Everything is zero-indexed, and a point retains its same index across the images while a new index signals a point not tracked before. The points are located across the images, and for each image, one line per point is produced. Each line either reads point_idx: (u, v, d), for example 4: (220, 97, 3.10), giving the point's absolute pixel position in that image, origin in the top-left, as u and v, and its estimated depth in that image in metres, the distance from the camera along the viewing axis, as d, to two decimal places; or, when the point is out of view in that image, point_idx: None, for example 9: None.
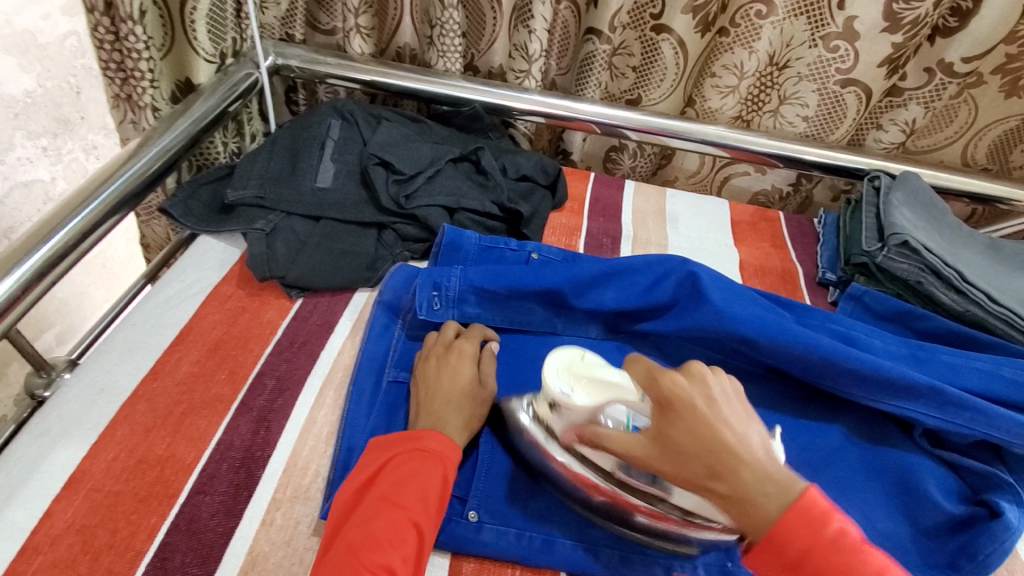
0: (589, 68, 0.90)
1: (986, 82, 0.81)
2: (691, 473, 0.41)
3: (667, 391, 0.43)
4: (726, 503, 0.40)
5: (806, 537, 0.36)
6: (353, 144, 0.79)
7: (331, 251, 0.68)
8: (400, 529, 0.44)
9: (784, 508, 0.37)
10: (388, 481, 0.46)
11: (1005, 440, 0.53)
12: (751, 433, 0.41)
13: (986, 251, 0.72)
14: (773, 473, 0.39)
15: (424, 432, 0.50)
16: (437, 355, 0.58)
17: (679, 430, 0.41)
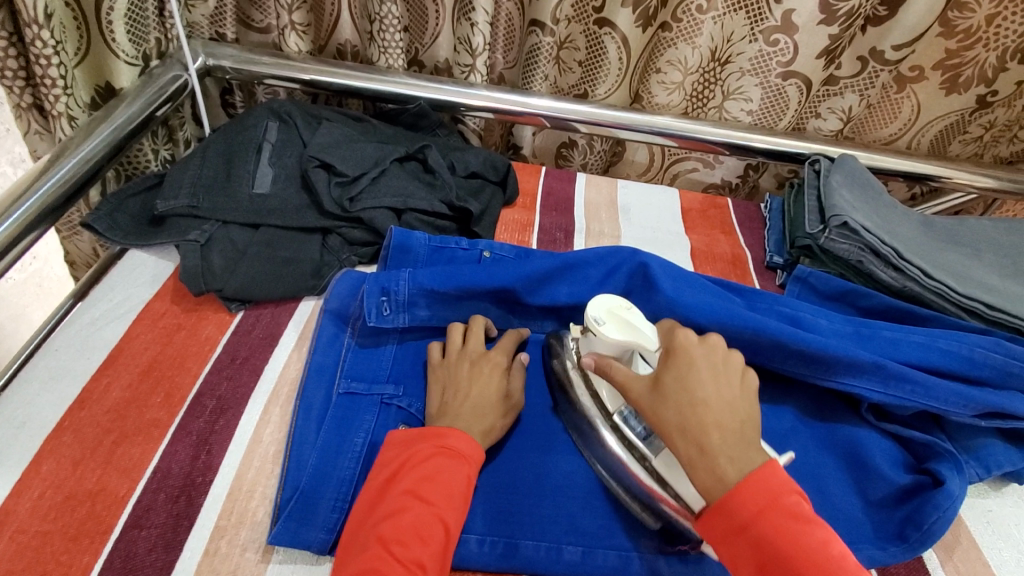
0: (535, 60, 0.89)
1: (926, 77, 0.84)
2: (668, 421, 0.45)
3: (677, 345, 0.49)
4: (690, 458, 0.43)
5: (756, 500, 0.40)
6: (291, 146, 0.76)
7: (272, 260, 0.65)
8: (428, 525, 0.44)
9: (742, 473, 0.41)
10: (413, 478, 0.46)
11: (943, 409, 0.55)
12: (734, 406, 0.46)
13: (920, 227, 0.75)
14: (743, 441, 0.43)
15: (446, 430, 0.49)
16: (465, 360, 0.57)
17: (672, 377, 0.47)
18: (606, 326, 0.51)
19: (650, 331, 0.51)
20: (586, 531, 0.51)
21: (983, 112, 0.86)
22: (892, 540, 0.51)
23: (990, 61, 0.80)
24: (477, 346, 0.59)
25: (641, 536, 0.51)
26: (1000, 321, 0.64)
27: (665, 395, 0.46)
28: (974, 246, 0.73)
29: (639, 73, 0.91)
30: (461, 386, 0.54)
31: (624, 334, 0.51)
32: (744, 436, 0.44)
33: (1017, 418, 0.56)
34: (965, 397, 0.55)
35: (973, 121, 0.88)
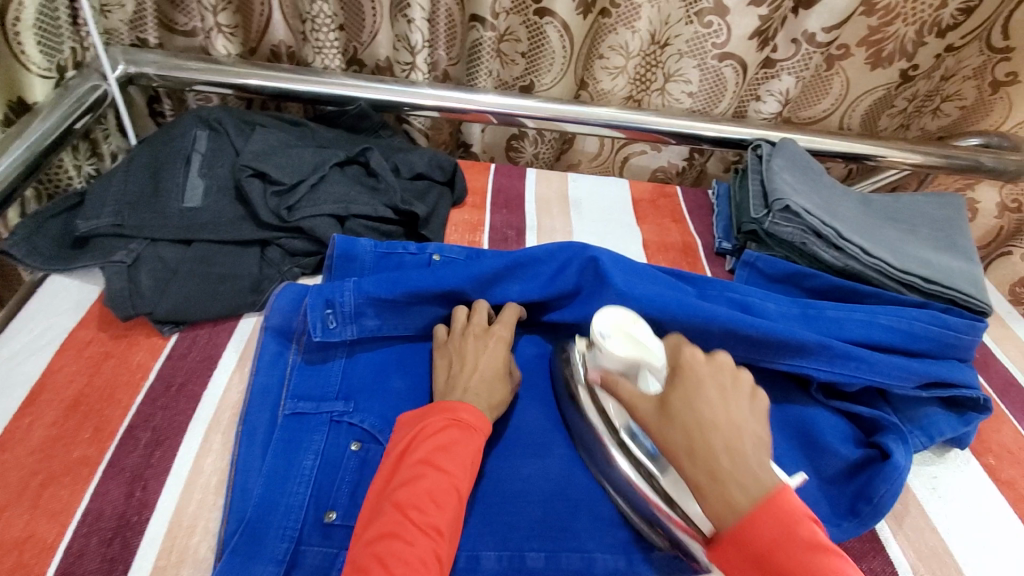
0: (478, 56, 0.87)
1: (853, 55, 0.86)
2: (675, 443, 0.44)
3: (682, 363, 0.47)
4: (700, 484, 0.42)
5: (769, 531, 0.38)
6: (223, 155, 0.72)
7: (206, 277, 0.61)
8: (445, 492, 0.45)
9: (755, 502, 0.39)
10: (427, 447, 0.47)
11: (886, 382, 0.56)
12: (749, 429, 0.43)
13: (859, 206, 0.77)
14: (755, 465, 0.41)
15: (459, 405, 0.50)
16: (470, 337, 0.57)
17: (680, 398, 0.45)
18: (610, 339, 0.49)
19: (659, 348, 0.49)
20: (549, 536, 0.50)
21: (906, 86, 0.90)
22: (846, 515, 0.52)
23: (909, 35, 0.83)
24: (482, 321, 0.59)
25: (602, 536, 0.50)
26: (935, 293, 0.66)
27: (671, 416, 0.44)
28: (909, 222, 0.76)
29: (584, 59, 0.91)
30: (466, 361, 0.55)
31: (629, 349, 0.49)
32: (761, 461, 0.41)
33: (954, 386, 0.58)
34: (905, 369, 0.57)
35: (899, 95, 0.92)
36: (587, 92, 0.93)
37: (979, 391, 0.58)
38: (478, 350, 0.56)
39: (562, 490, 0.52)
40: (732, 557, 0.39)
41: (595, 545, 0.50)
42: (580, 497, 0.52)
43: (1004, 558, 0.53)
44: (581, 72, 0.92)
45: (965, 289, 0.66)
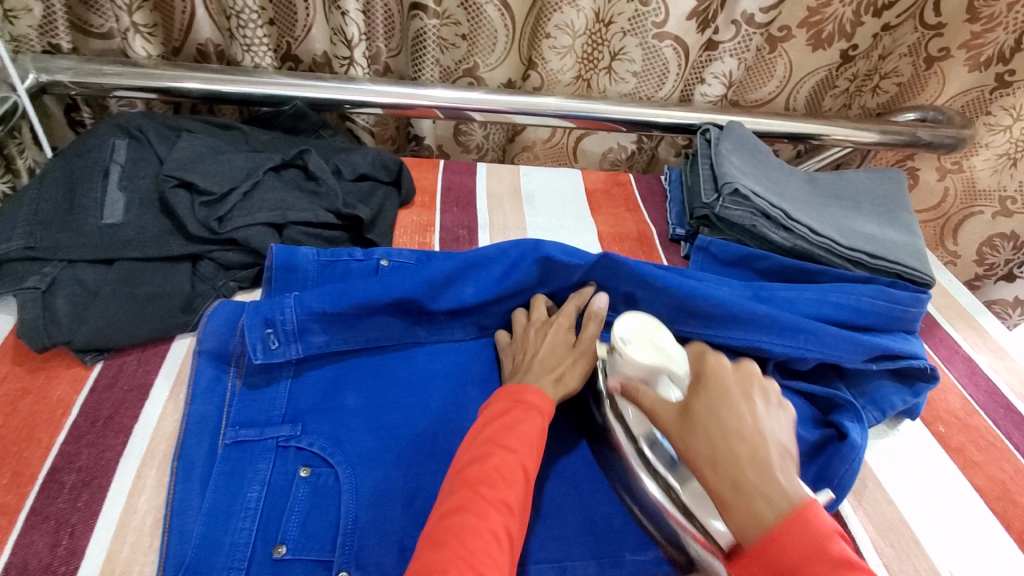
0: (422, 46, 0.85)
1: (794, 36, 0.87)
2: (698, 451, 0.41)
3: (706, 370, 0.44)
4: (722, 493, 0.39)
5: (798, 546, 0.34)
6: (146, 166, 0.67)
7: (131, 299, 0.57)
8: (513, 470, 0.44)
9: (782, 514, 0.36)
10: (493, 428, 0.46)
11: (836, 356, 0.57)
12: (777, 440, 0.40)
13: (806, 185, 0.78)
14: (783, 479, 0.38)
15: (523, 386, 0.50)
16: (531, 328, 0.58)
17: (704, 407, 0.42)
18: (632, 344, 0.50)
19: (677, 352, 0.50)
20: None
21: (847, 66, 0.91)
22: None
23: (847, 16, 0.84)
24: (541, 315, 0.60)
25: (570, 542, 0.49)
26: (881, 268, 0.67)
27: (694, 425, 0.42)
28: (854, 198, 0.77)
29: (529, 38, 0.88)
30: (529, 347, 0.56)
31: (650, 355, 0.49)
32: (788, 472, 0.38)
33: (904, 357, 0.59)
34: (855, 342, 0.57)
35: (841, 75, 0.93)
36: (537, 72, 0.90)
37: (928, 362, 0.59)
38: (539, 336, 0.57)
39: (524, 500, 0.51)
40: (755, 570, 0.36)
41: (563, 552, 0.48)
42: (546, 504, 0.51)
43: (958, 525, 0.54)
44: (528, 53, 0.89)
45: (909, 262, 0.67)
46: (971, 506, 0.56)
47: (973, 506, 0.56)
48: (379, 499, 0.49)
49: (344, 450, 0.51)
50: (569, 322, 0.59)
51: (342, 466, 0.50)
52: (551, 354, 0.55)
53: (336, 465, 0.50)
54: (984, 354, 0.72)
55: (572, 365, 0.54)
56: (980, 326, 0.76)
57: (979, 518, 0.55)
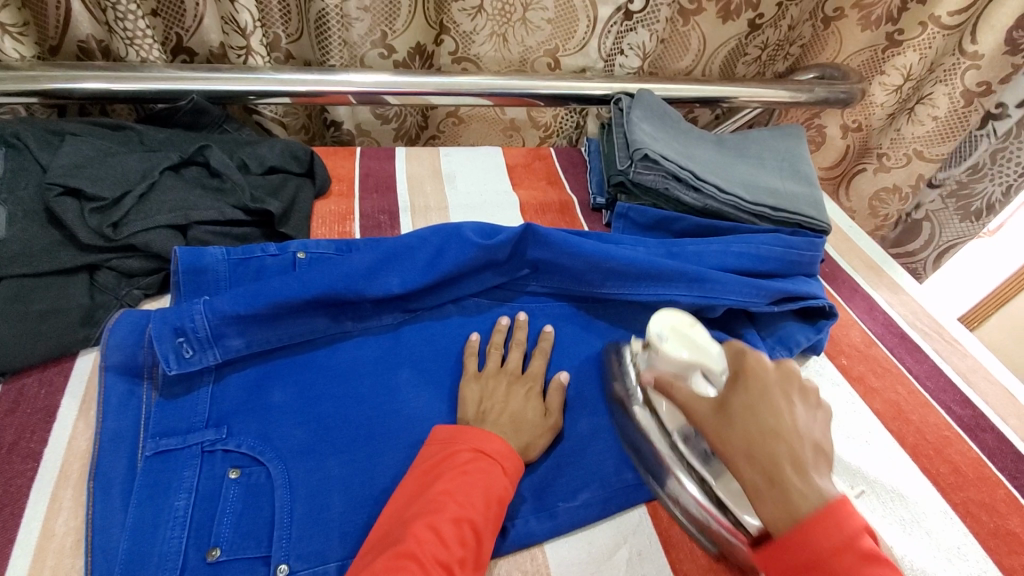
0: (325, 28, 0.83)
1: (705, 9, 0.89)
2: (735, 448, 0.42)
3: (746, 367, 0.44)
4: (755, 485, 0.40)
5: (826, 539, 0.36)
6: (27, 175, 0.62)
7: (23, 318, 0.53)
8: (460, 526, 0.43)
9: (817, 509, 0.37)
10: (452, 479, 0.46)
11: (741, 301, 0.61)
12: (810, 433, 0.42)
13: (714, 146, 0.81)
14: (818, 479, 0.39)
15: (491, 438, 0.49)
16: (505, 379, 0.56)
17: (741, 403, 0.43)
18: (667, 341, 0.50)
19: (716, 352, 0.50)
20: None
21: (755, 34, 0.94)
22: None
23: None
24: (517, 367, 0.58)
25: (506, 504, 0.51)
26: (784, 220, 0.72)
27: (731, 421, 0.42)
28: (758, 155, 0.82)
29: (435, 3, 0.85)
30: (499, 402, 0.54)
31: (687, 352, 0.49)
32: (818, 467, 0.40)
33: (805, 298, 0.64)
34: (758, 288, 0.61)
35: (751, 43, 0.96)
36: (451, 37, 0.90)
37: (825, 301, 0.64)
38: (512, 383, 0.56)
39: None
40: (783, 560, 0.37)
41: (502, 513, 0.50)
42: None
43: (860, 444, 0.60)
44: (436, 17, 0.88)
45: (808, 212, 0.72)
46: (870, 428, 0.61)
47: (873, 428, 0.61)
48: (315, 491, 0.49)
49: (273, 446, 0.51)
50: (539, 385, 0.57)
51: (273, 463, 0.50)
52: (524, 417, 0.53)
53: (267, 462, 0.50)
54: (881, 291, 0.78)
55: (543, 435, 0.53)
56: (877, 266, 0.82)
57: (878, 437, 0.60)
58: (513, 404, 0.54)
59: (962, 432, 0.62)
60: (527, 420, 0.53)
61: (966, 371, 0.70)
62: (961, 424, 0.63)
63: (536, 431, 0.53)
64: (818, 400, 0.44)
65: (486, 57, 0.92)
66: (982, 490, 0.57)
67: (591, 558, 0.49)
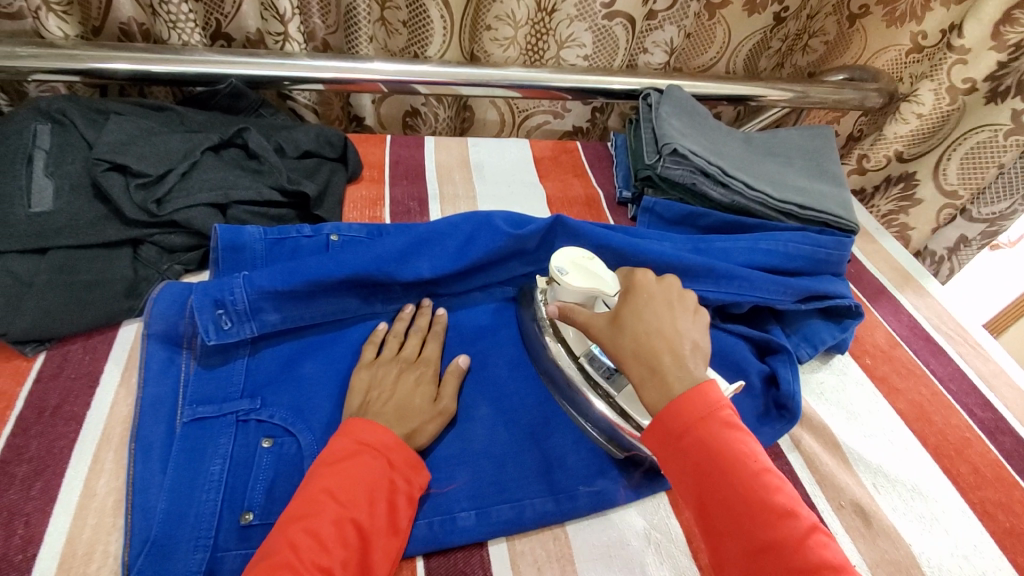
0: (354, 20, 0.84)
1: (730, 3, 0.89)
2: (624, 348, 0.48)
3: (634, 284, 0.51)
4: (641, 378, 0.46)
5: (692, 411, 0.42)
6: (74, 151, 0.64)
7: (70, 287, 0.55)
8: (342, 528, 0.42)
9: (689, 387, 0.44)
10: (333, 477, 0.44)
11: (767, 298, 0.62)
12: (686, 331, 0.48)
13: (742, 143, 0.81)
14: (693, 367, 0.46)
15: (373, 430, 0.47)
16: (395, 366, 0.55)
17: (630, 312, 0.49)
18: (568, 274, 0.53)
19: (610, 278, 0.54)
20: (479, 496, 0.50)
21: (779, 27, 0.94)
22: (774, 418, 0.58)
23: None
24: (412, 352, 0.57)
25: (526, 483, 0.51)
26: (810, 218, 0.72)
27: (621, 330, 0.49)
28: (786, 154, 0.82)
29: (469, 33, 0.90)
30: (386, 387, 0.53)
31: (585, 282, 0.53)
32: (695, 360, 0.47)
33: (830, 297, 0.64)
34: (785, 285, 0.62)
35: (774, 36, 0.97)
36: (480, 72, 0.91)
37: (850, 300, 0.65)
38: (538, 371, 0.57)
39: (485, 451, 0.52)
40: (659, 434, 0.43)
41: (522, 493, 0.50)
42: (503, 452, 0.53)
43: (881, 442, 0.60)
44: (469, 47, 0.91)
45: (835, 211, 0.72)
46: (892, 427, 0.62)
47: (894, 426, 0.62)
48: None
49: (305, 418, 0.52)
50: (433, 370, 0.56)
51: (304, 434, 0.51)
52: (409, 405, 0.51)
53: (298, 433, 0.51)
54: (906, 293, 0.78)
55: (430, 421, 0.51)
56: (903, 269, 0.82)
57: (901, 436, 0.61)
58: (399, 392, 0.53)
59: (982, 433, 0.62)
60: (412, 407, 0.51)
61: (988, 374, 0.69)
62: (981, 426, 0.63)
63: (422, 417, 0.51)
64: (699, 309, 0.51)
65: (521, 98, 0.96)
66: (999, 490, 0.57)
67: (612, 540, 0.50)
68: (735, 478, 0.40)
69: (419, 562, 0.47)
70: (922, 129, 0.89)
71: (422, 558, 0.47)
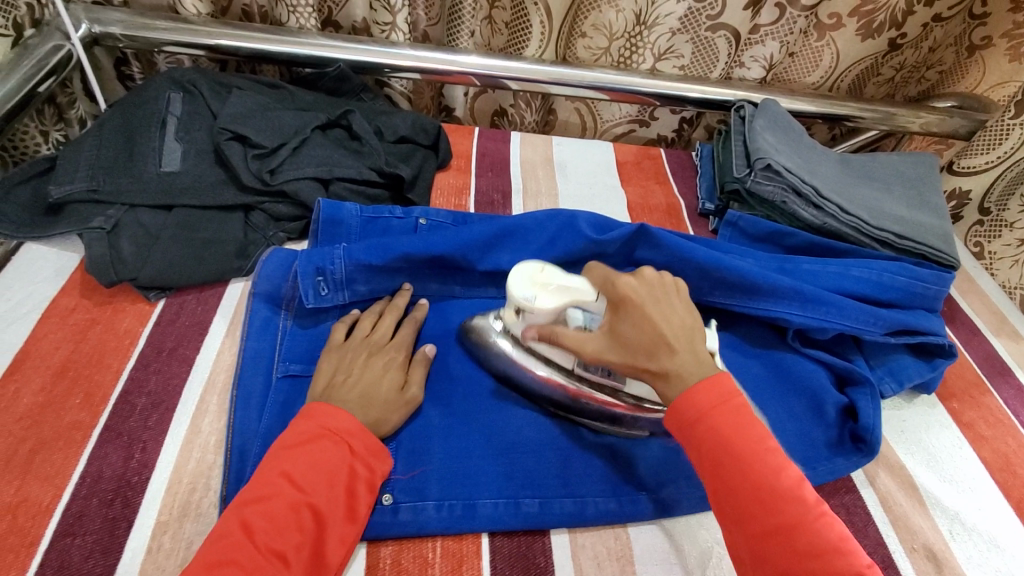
0: (459, 15, 0.87)
1: (844, 25, 0.85)
2: (636, 360, 0.47)
3: (621, 292, 0.49)
4: (661, 384, 0.46)
5: (707, 401, 0.43)
6: (200, 118, 0.70)
7: (190, 242, 0.60)
8: (296, 513, 0.42)
9: (700, 378, 0.45)
10: (292, 460, 0.44)
11: (856, 328, 0.60)
12: (674, 310, 0.49)
13: (838, 164, 0.78)
14: (692, 351, 0.47)
15: (333, 414, 0.47)
16: (364, 349, 0.54)
17: (630, 326, 0.48)
18: (537, 299, 0.50)
19: (580, 284, 0.51)
20: (545, 482, 0.51)
21: (894, 54, 0.89)
22: (850, 450, 0.56)
23: (900, 5, 0.81)
24: (382, 337, 0.56)
25: (589, 480, 0.52)
26: (907, 249, 0.69)
27: (626, 343, 0.47)
28: (884, 180, 0.78)
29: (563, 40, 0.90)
30: (352, 373, 0.51)
31: (557, 300, 0.50)
32: (692, 338, 0.48)
33: (922, 334, 0.62)
34: (876, 316, 0.60)
35: (886, 63, 0.91)
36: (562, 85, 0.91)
37: (945, 338, 0.62)
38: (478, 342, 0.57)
39: (552, 440, 0.54)
40: (677, 423, 0.44)
41: (585, 489, 0.51)
42: (570, 444, 0.54)
43: (963, 490, 0.57)
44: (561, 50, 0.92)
45: (935, 245, 0.68)
46: (975, 474, 0.58)
47: (977, 474, 0.58)
48: (418, 434, 0.52)
49: None
50: (404, 355, 0.55)
51: None
52: (375, 394, 0.50)
53: None
54: (1001, 339, 0.74)
55: (396, 410, 0.50)
56: (1000, 312, 0.77)
57: (984, 486, 0.57)
58: (366, 378, 0.51)
59: None
60: (378, 395, 0.50)
61: None
62: None
63: (387, 406, 0.50)
64: (682, 288, 0.51)
65: (604, 109, 0.98)
66: None
67: (670, 548, 0.50)
68: (747, 468, 0.41)
69: (483, 538, 0.49)
70: (985, 138, 0.85)
71: (487, 534, 0.49)
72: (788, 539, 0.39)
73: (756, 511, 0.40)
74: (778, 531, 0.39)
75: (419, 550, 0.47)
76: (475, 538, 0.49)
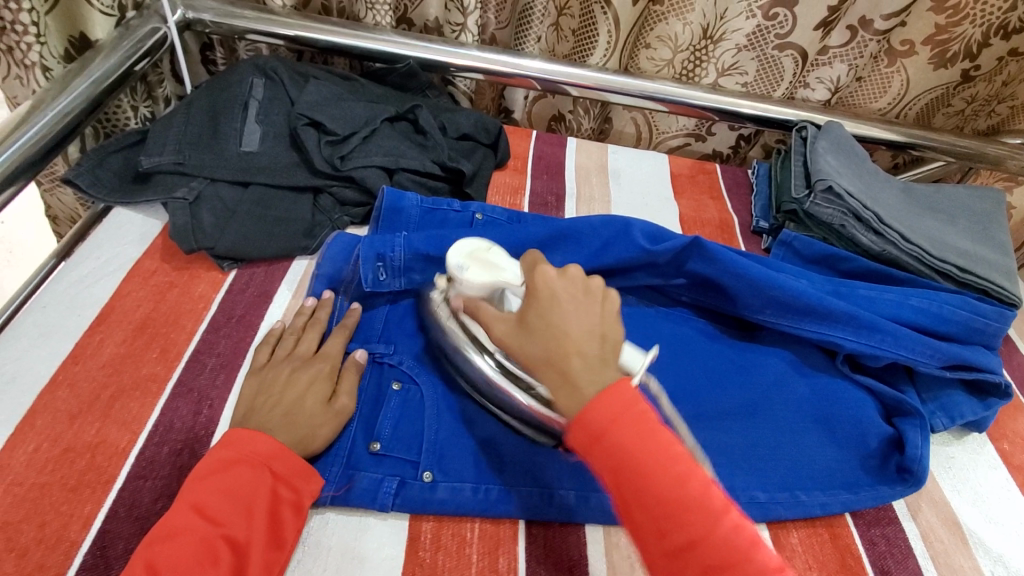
0: (528, 20, 0.89)
1: (917, 52, 0.83)
2: (534, 355, 0.45)
3: (538, 284, 0.46)
4: (555, 385, 0.43)
5: (610, 412, 0.38)
6: (278, 104, 0.74)
7: (263, 219, 0.64)
8: (211, 546, 0.41)
9: (599, 390, 0.41)
10: (206, 491, 0.43)
11: (909, 358, 0.59)
12: (587, 313, 0.45)
13: (901, 193, 0.77)
14: (603, 363, 0.43)
15: (249, 440, 0.46)
16: (286, 366, 0.54)
17: (536, 315, 0.45)
18: (466, 269, 0.54)
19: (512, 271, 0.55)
20: (581, 477, 0.52)
21: (966, 85, 0.87)
22: (894, 480, 0.56)
23: (976, 37, 0.80)
24: (308, 351, 0.56)
25: None
26: (968, 283, 0.67)
27: (530, 332, 0.45)
28: (948, 212, 0.76)
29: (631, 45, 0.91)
30: (273, 394, 0.51)
31: (487, 276, 0.54)
32: (603, 351, 0.44)
33: (979, 370, 0.60)
34: (932, 348, 0.59)
35: (957, 94, 0.89)
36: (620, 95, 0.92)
37: (1002, 377, 0.60)
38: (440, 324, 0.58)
39: None
40: (581, 439, 0.39)
41: None
42: None
43: (1009, 532, 0.55)
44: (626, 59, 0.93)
45: (997, 281, 0.67)
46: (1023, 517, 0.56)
47: None
48: (461, 419, 0.54)
49: (423, 370, 0.57)
50: (332, 365, 0.54)
51: (428, 386, 0.55)
52: (298, 408, 0.50)
53: (422, 384, 0.55)
54: None
55: (324, 424, 0.50)
56: None
57: None
58: (289, 395, 0.51)
59: None
60: (302, 411, 0.50)
61: None
62: None
63: (313, 422, 0.49)
64: (609, 297, 0.47)
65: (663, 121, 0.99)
66: None
67: None
68: (653, 483, 0.37)
69: (518, 525, 0.50)
70: None
71: (522, 521, 0.50)
72: (700, 554, 0.35)
73: (666, 529, 0.36)
74: (692, 548, 0.36)
75: (457, 530, 0.49)
76: (510, 523, 0.50)
